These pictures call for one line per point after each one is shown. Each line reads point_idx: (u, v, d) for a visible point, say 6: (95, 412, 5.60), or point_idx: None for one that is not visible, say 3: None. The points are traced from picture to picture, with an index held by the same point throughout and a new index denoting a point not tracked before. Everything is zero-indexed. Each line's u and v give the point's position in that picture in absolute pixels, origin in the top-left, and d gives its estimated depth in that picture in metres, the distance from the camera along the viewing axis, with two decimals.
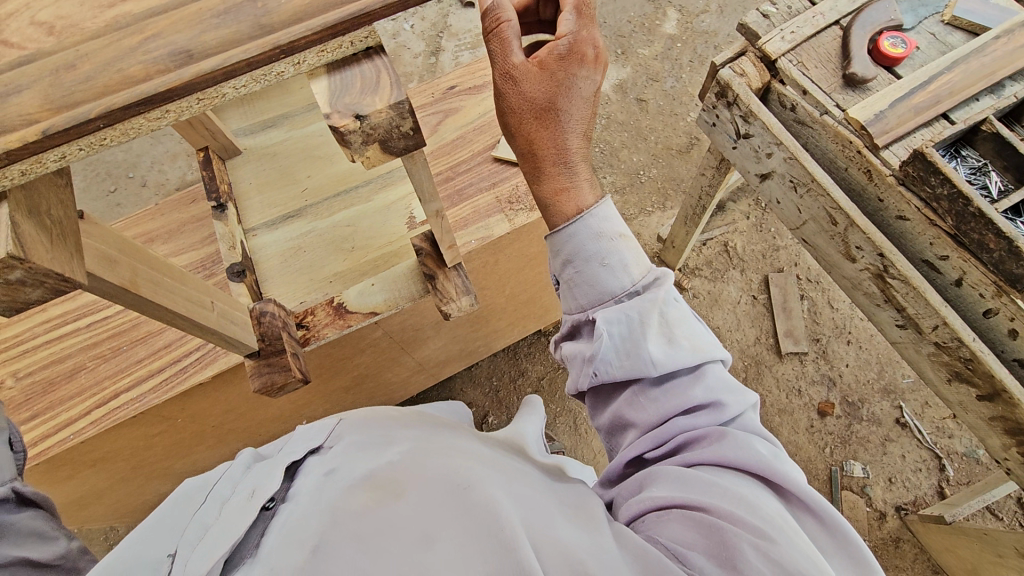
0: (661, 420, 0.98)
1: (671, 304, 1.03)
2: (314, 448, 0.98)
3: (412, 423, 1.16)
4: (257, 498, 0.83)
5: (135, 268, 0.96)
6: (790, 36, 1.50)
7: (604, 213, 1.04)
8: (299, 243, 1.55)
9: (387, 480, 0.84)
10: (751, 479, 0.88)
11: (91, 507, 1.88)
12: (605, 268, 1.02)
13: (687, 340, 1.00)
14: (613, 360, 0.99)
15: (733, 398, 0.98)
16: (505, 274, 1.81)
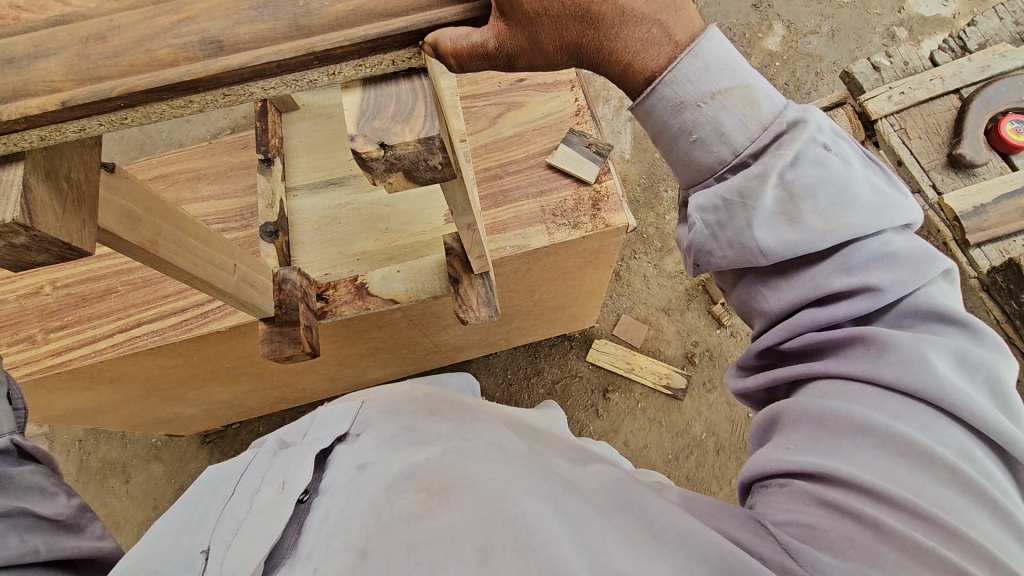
0: (790, 308, 0.90)
1: (798, 166, 0.85)
2: (337, 437, 1.04)
3: (436, 408, 1.15)
4: (286, 493, 0.88)
5: (159, 227, 0.96)
6: (897, 98, 1.81)
7: (688, 67, 0.85)
8: (336, 213, 1.53)
9: (431, 480, 0.83)
10: (913, 406, 0.77)
11: (108, 414, 1.98)
12: (697, 143, 0.89)
13: (819, 217, 0.85)
14: (715, 250, 0.92)
15: (897, 280, 0.83)
16: (537, 281, 1.75)
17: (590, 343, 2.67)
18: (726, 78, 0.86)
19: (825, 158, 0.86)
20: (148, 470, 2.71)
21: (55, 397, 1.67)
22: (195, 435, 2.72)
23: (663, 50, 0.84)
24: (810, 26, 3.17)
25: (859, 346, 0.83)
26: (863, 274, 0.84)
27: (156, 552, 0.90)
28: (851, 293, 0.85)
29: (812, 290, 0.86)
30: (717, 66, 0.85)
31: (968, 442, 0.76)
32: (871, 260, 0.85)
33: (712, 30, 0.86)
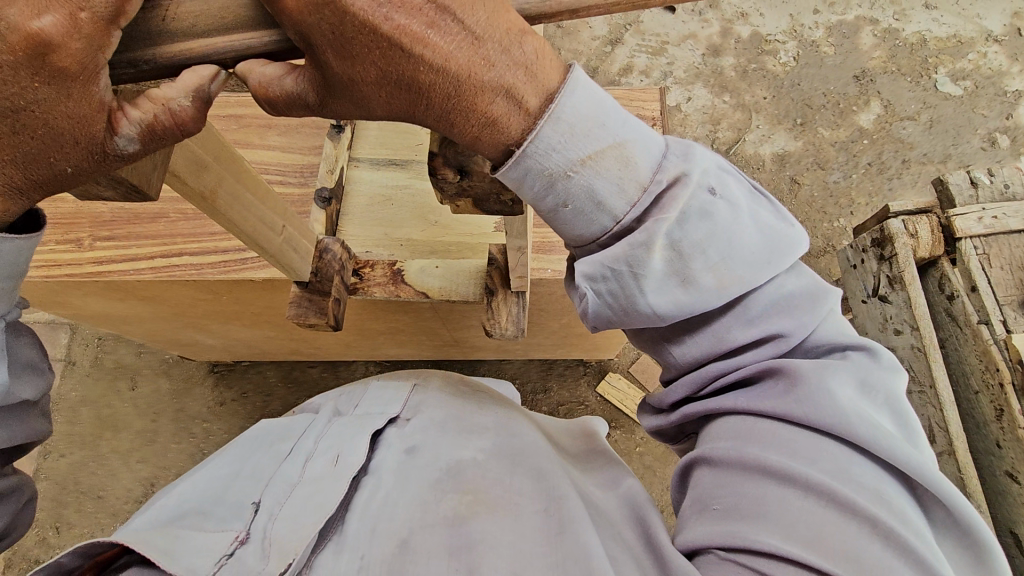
0: (697, 361, 0.95)
1: (686, 225, 0.85)
2: (389, 420, 1.13)
3: (484, 400, 1.23)
4: (342, 467, 1.00)
5: (223, 178, 0.97)
6: (991, 218, 1.28)
7: (551, 136, 0.78)
8: (391, 193, 1.54)
9: (475, 487, 0.97)
10: (823, 443, 0.83)
11: (131, 326, 2.04)
12: (577, 213, 0.85)
13: (711, 275, 0.87)
14: (608, 314, 0.93)
15: (795, 324, 0.90)
16: (569, 307, 1.73)
17: (603, 374, 2.64)
18: (599, 139, 0.80)
19: (705, 210, 0.85)
20: (154, 384, 2.79)
21: (88, 300, 1.73)
22: (205, 363, 2.79)
23: (515, 118, 0.77)
24: (909, 111, 3.04)
25: (770, 389, 0.90)
26: (762, 324, 0.91)
27: (208, 489, 1.00)
28: (755, 343, 0.91)
29: (720, 343, 0.92)
30: (584, 128, 0.79)
31: (881, 481, 0.81)
32: (768, 309, 0.91)
33: (572, 80, 0.78)
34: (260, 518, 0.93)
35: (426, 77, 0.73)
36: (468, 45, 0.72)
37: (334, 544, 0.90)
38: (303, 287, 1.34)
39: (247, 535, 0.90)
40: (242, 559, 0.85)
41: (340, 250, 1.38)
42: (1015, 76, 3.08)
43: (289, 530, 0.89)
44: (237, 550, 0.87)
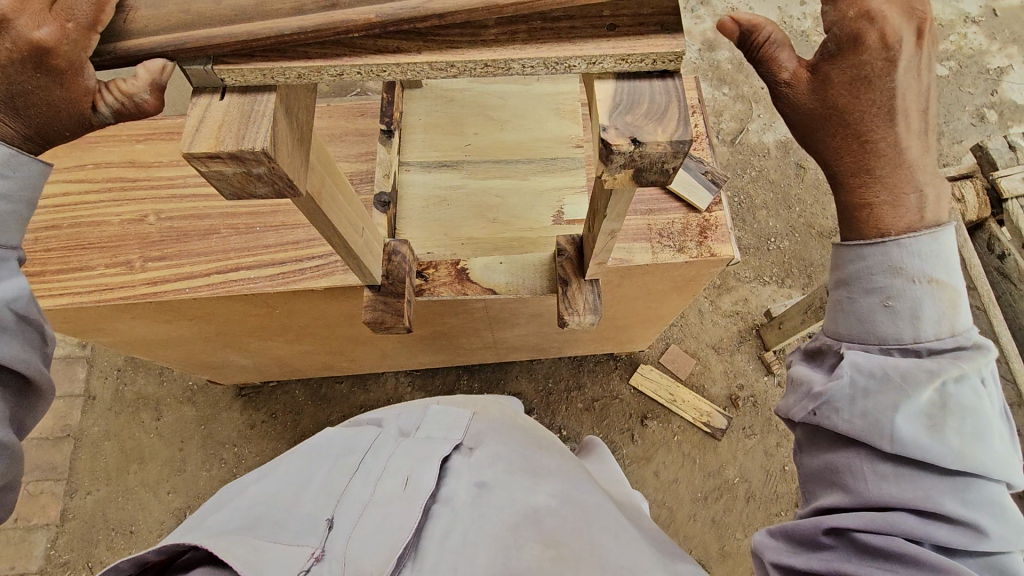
0: (887, 505, 0.87)
1: (965, 388, 0.87)
2: (455, 445, 1.12)
3: (546, 451, 1.24)
4: (413, 488, 0.97)
5: (323, 180, 0.98)
6: None
7: (924, 243, 0.88)
8: (446, 194, 1.55)
9: (557, 538, 0.92)
10: None
11: (168, 350, 2.00)
12: (885, 307, 0.91)
13: (958, 437, 0.85)
14: (845, 411, 0.91)
15: (997, 533, 0.84)
16: (620, 297, 1.76)
17: (635, 367, 2.66)
18: (951, 277, 0.89)
19: (985, 392, 0.88)
20: (180, 412, 2.73)
21: (134, 325, 1.70)
22: (231, 386, 2.74)
23: (907, 215, 0.88)
24: None
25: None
26: (974, 511, 0.84)
27: (271, 506, 0.98)
28: (958, 522, 0.84)
29: (922, 495, 0.85)
30: (948, 261, 0.89)
31: None
32: (983, 504, 0.85)
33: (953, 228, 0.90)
34: (336, 539, 0.90)
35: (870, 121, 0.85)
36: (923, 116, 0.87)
37: (408, 571, 0.87)
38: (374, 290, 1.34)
39: (319, 554, 0.88)
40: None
41: (407, 252, 1.38)
42: (996, 53, 3.23)
43: (364, 549, 0.88)
44: (314, 567, 0.85)
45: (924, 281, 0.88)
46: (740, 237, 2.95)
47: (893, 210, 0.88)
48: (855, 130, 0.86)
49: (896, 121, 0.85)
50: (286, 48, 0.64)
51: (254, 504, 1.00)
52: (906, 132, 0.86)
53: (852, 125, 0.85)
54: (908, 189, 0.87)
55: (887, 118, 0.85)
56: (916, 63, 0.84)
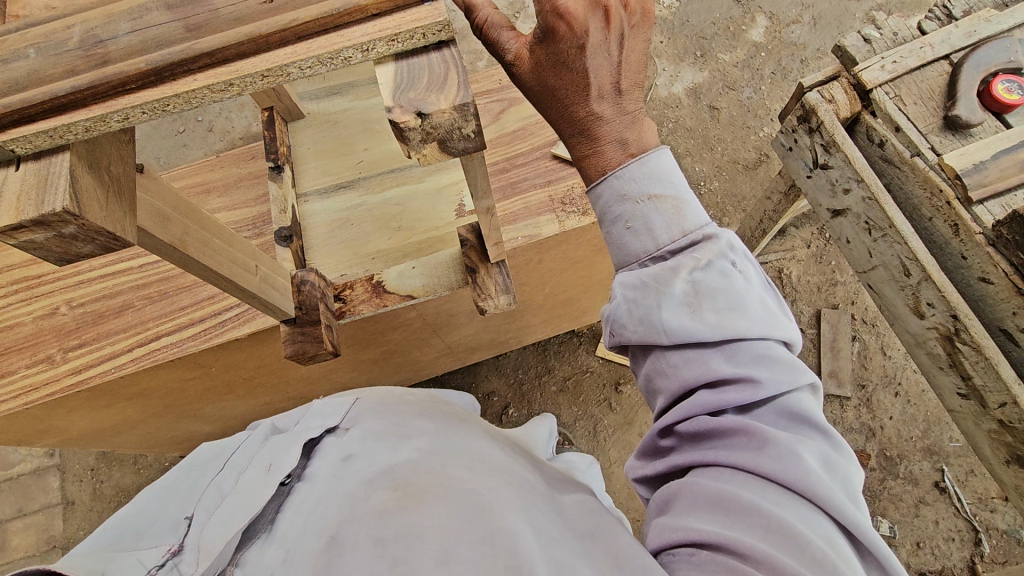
0: (686, 390, 0.98)
1: (709, 271, 0.97)
2: (328, 430, 1.21)
3: (428, 413, 1.35)
4: (277, 473, 1.05)
5: (187, 227, 0.98)
6: (892, 66, 1.37)
7: (635, 170, 0.98)
8: (349, 215, 1.55)
9: (408, 482, 0.96)
10: (771, 483, 0.89)
11: (124, 435, 1.97)
12: (629, 230, 1.01)
13: (715, 316, 0.96)
14: (627, 323, 1.01)
15: (771, 376, 0.95)
16: (548, 273, 1.78)
17: (598, 338, 2.69)
18: (667, 188, 0.99)
19: (732, 271, 0.98)
20: None
21: (76, 418, 1.68)
22: None
23: (617, 156, 0.99)
24: (792, 15, 3.24)
25: (739, 436, 0.93)
26: (748, 366, 0.95)
27: (145, 524, 1.07)
28: (740, 381, 0.95)
29: (701, 372, 0.96)
30: (660, 175, 0.99)
31: (807, 508, 0.87)
32: (755, 358, 0.96)
33: (664, 149, 1.00)
34: (194, 531, 0.99)
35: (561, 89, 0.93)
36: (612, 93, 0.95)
37: (261, 541, 0.96)
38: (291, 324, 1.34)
39: (179, 548, 0.96)
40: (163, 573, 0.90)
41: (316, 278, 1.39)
42: None
43: (213, 534, 0.95)
44: (168, 561, 0.94)
45: (647, 199, 0.98)
46: None
47: (600, 159, 1.00)
48: (557, 100, 0.95)
49: (593, 86, 0.93)
50: (68, 105, 0.63)
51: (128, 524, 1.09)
52: (598, 106, 0.95)
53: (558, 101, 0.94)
54: (613, 143, 0.98)
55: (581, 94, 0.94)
56: (608, 43, 0.92)
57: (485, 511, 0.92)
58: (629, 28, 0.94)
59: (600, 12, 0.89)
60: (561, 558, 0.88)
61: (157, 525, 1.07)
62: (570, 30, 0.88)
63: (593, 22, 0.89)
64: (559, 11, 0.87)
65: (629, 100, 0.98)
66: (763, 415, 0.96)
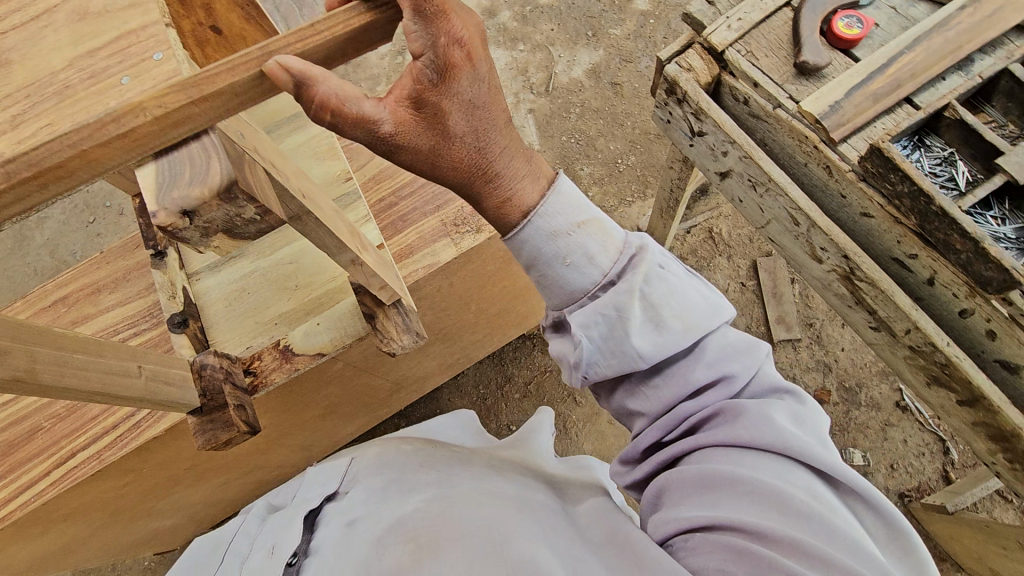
0: (668, 407, 1.08)
1: (653, 281, 1.04)
2: (328, 497, 1.28)
3: (420, 457, 1.39)
4: (281, 555, 1.04)
5: (32, 354, 0.93)
6: (737, 24, 1.37)
7: (552, 206, 1.02)
8: (243, 284, 1.50)
9: (418, 533, 0.98)
10: (765, 454, 0.98)
11: (79, 553, 1.89)
12: (569, 267, 1.04)
13: (678, 322, 1.04)
14: (600, 360, 1.06)
15: (740, 367, 1.07)
16: (467, 292, 1.76)
17: None
18: (583, 211, 1.04)
19: (664, 270, 1.06)
20: None
21: (14, 553, 1.60)
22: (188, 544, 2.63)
23: (533, 195, 1.02)
24: None
25: (721, 420, 1.03)
26: (718, 365, 1.06)
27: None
28: (711, 383, 1.06)
29: (683, 385, 1.06)
30: (572, 202, 1.04)
31: (793, 470, 0.97)
32: (721, 354, 1.07)
33: (563, 179, 1.05)
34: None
35: (456, 143, 0.95)
36: (502, 135, 0.99)
37: None
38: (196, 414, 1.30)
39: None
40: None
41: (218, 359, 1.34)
42: None
43: None
44: None
45: (576, 229, 1.03)
46: (592, 173, 3.00)
47: (520, 192, 1.02)
48: (453, 154, 0.96)
49: (485, 133, 0.97)
50: None
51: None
52: (497, 151, 0.99)
53: (454, 152, 0.96)
54: (523, 180, 1.02)
55: (473, 139, 0.96)
56: (485, 88, 0.94)
57: (513, 549, 0.92)
58: (483, 62, 0.92)
59: (450, 62, 0.88)
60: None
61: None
62: (426, 77, 0.89)
63: (465, 61, 0.90)
64: (415, 55, 0.87)
65: (512, 144, 1.02)
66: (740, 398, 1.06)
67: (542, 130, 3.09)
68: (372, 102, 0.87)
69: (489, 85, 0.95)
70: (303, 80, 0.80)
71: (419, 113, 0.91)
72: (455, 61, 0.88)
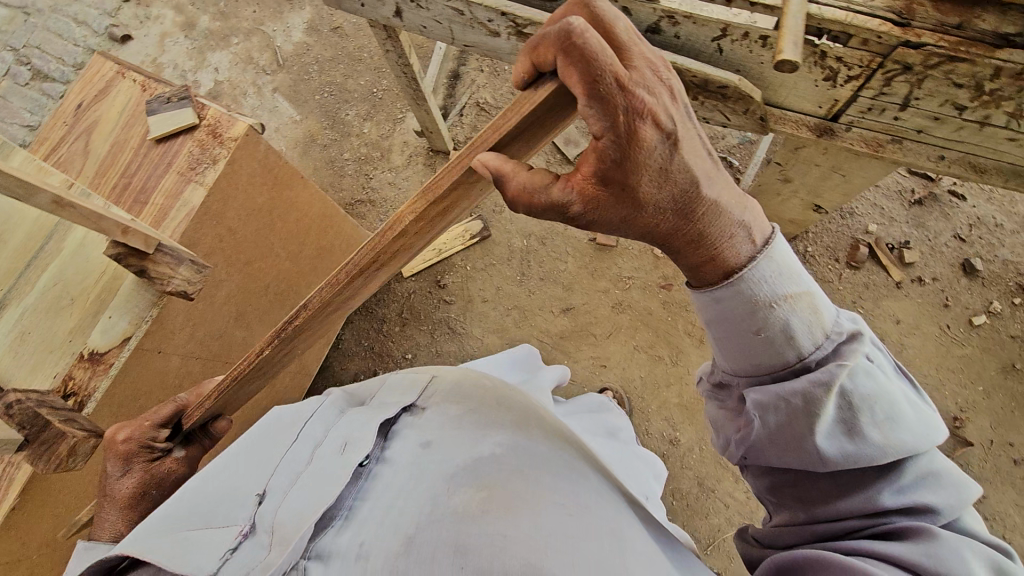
0: (839, 506, 0.90)
1: (862, 380, 0.89)
2: (404, 411, 1.26)
3: (501, 396, 1.30)
4: (349, 455, 1.09)
5: None
6: None
7: (766, 269, 0.94)
8: (21, 328, 1.35)
9: (490, 484, 1.00)
10: (917, 570, 0.80)
11: None
12: (761, 337, 0.94)
13: (877, 430, 0.87)
14: (778, 452, 0.94)
15: (935, 485, 0.88)
16: (262, 234, 1.81)
17: None
18: (795, 286, 0.94)
19: (877, 364, 0.92)
20: None
21: None
22: None
23: (742, 247, 0.95)
24: None
25: (906, 536, 0.84)
26: (910, 491, 0.87)
27: (216, 500, 1.05)
28: (907, 509, 0.86)
29: (862, 491, 0.89)
30: (785, 275, 0.94)
31: (944, 566, 0.79)
32: (912, 481, 0.87)
33: (778, 240, 0.97)
34: (261, 515, 1.00)
35: (632, 182, 0.91)
36: (666, 209, 0.94)
37: (336, 526, 0.98)
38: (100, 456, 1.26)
39: (251, 530, 0.99)
40: (251, 548, 0.94)
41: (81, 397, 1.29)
42: None
43: (292, 509, 0.99)
44: (243, 541, 0.96)
45: (787, 301, 0.92)
46: (358, 112, 3.08)
47: (709, 241, 0.95)
48: (665, 224, 0.95)
49: (689, 181, 0.93)
50: None
51: (189, 514, 1.01)
52: (670, 184, 0.92)
53: (634, 188, 0.91)
54: (740, 232, 0.95)
55: (654, 181, 0.91)
56: (689, 151, 0.92)
57: (592, 539, 0.92)
58: (666, 134, 0.89)
59: (666, 81, 0.90)
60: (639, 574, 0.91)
61: (218, 506, 1.03)
62: (655, 120, 0.87)
63: (608, 148, 0.89)
64: (635, 108, 0.86)
65: (699, 214, 0.94)
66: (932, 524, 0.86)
67: (295, 101, 3.13)
68: (509, 168, 0.98)
69: (673, 157, 0.90)
70: (498, 174, 0.98)
71: (636, 173, 0.90)
72: (651, 116, 0.87)
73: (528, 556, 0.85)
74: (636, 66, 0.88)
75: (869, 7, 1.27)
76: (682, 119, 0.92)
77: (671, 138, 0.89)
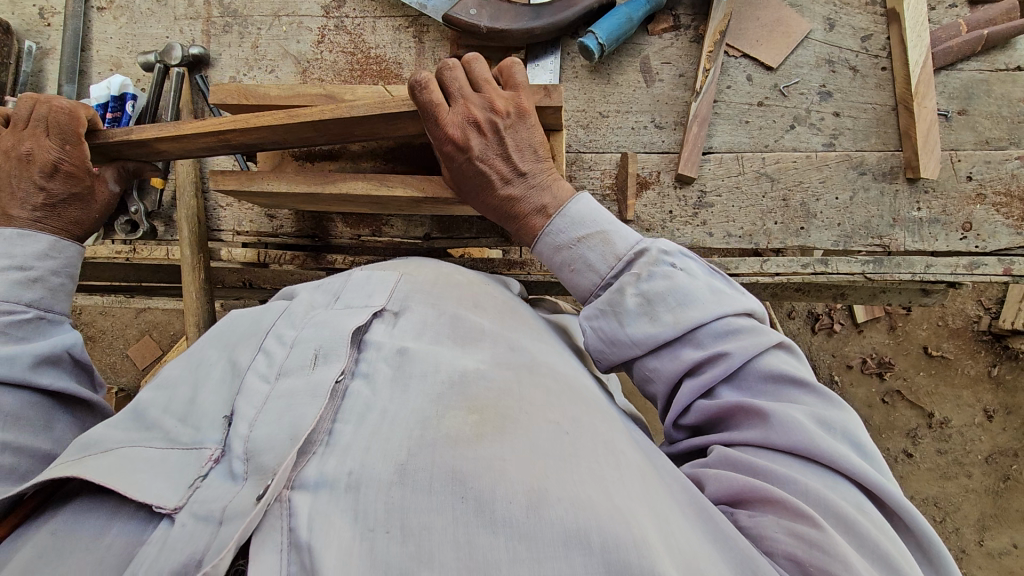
0: (671, 386, 0.73)
1: (656, 273, 0.73)
2: (373, 313, 0.75)
3: (520, 305, 0.87)
4: (322, 374, 0.65)
5: None
6: None
7: (561, 221, 0.81)
8: None
9: (479, 399, 0.63)
10: (804, 462, 0.62)
11: None
12: (576, 271, 0.80)
13: (669, 315, 0.71)
14: (601, 359, 0.78)
15: (750, 345, 0.68)
16: None
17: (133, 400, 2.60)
18: (585, 222, 0.80)
19: (681, 270, 0.73)
20: None
21: None
22: None
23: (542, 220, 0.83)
24: None
25: (746, 417, 0.67)
26: (715, 345, 0.69)
27: (194, 386, 0.71)
28: (714, 363, 0.69)
29: (674, 365, 0.71)
30: (584, 212, 0.81)
31: (833, 446, 0.62)
32: (718, 336, 0.69)
33: (582, 196, 0.83)
34: (236, 425, 0.63)
35: (469, 192, 0.87)
36: (490, 198, 0.85)
37: (319, 454, 0.59)
38: (8, 163, 0.90)
39: (226, 453, 0.63)
40: (221, 481, 0.59)
41: (37, 292, 0.87)
42: None
43: (265, 428, 0.61)
44: (210, 468, 0.61)
45: (576, 243, 0.80)
46: None
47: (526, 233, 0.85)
48: (490, 209, 0.87)
49: (497, 183, 0.84)
50: None
51: (179, 379, 0.73)
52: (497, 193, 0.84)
53: (482, 197, 0.86)
54: (535, 212, 0.84)
55: (486, 191, 0.85)
56: (498, 152, 0.83)
57: (616, 482, 0.57)
58: (491, 160, 0.83)
59: (475, 121, 0.82)
60: (657, 543, 0.52)
61: (196, 404, 0.68)
62: (457, 143, 0.81)
63: (459, 158, 0.82)
64: (443, 139, 0.81)
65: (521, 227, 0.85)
66: (754, 387, 0.68)
67: None
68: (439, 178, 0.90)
69: (494, 167, 0.83)
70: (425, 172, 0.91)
71: (450, 172, 0.86)
72: (450, 141, 0.81)
73: (530, 482, 0.55)
74: (458, 105, 0.82)
75: (280, 234, 1.16)
76: (509, 137, 0.83)
77: (474, 165, 0.82)
